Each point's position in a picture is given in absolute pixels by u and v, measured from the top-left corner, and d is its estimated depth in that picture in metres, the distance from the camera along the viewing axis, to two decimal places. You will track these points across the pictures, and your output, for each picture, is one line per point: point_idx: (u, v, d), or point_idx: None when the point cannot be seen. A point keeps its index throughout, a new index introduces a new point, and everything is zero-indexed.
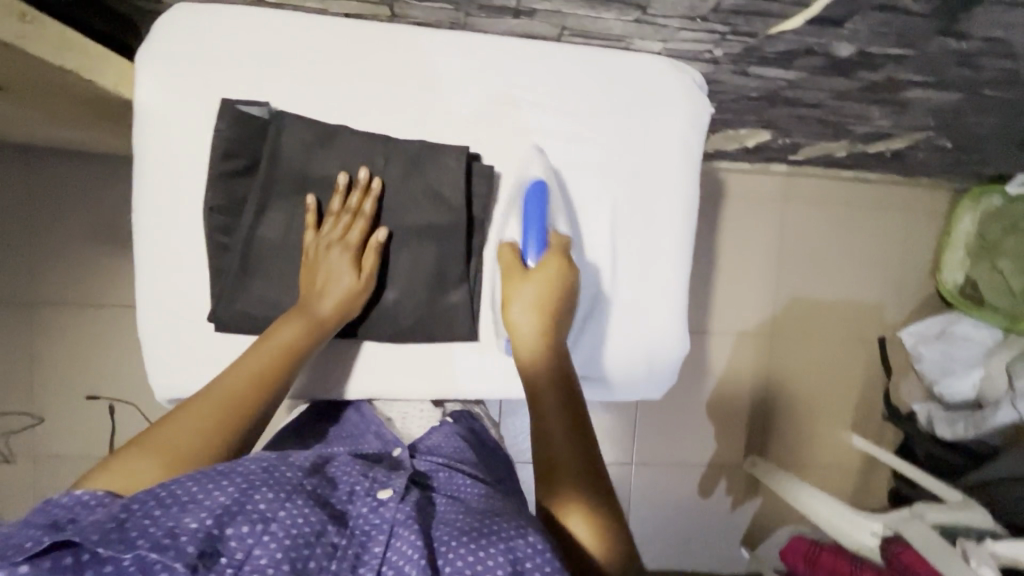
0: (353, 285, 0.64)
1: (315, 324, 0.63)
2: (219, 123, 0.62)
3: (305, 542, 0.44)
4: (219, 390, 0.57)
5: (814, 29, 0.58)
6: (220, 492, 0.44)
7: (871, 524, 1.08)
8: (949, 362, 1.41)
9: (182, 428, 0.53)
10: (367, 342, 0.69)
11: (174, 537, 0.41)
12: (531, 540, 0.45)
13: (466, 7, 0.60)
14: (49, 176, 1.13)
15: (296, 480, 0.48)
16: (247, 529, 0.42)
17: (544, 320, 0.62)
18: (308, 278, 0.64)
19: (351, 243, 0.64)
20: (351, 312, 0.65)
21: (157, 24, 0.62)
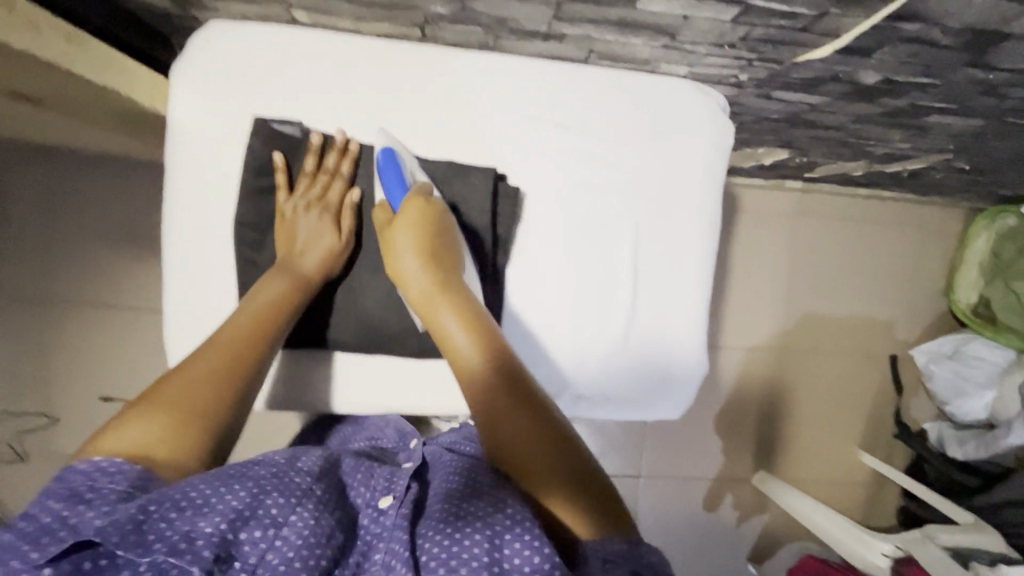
0: (334, 244, 0.66)
1: (301, 280, 0.64)
2: (253, 140, 0.64)
3: (316, 545, 0.45)
4: (213, 352, 0.57)
5: (842, 58, 0.58)
6: (232, 496, 0.45)
7: (882, 545, 1.07)
8: (961, 382, 1.40)
9: (178, 386, 0.54)
10: (340, 352, 0.69)
11: (190, 541, 0.42)
12: (509, 514, 0.48)
13: (497, 31, 0.60)
14: (71, 179, 1.14)
15: (304, 484, 0.49)
16: (259, 533, 0.44)
17: (425, 270, 0.61)
18: (285, 238, 0.66)
19: (329, 203, 0.66)
20: (334, 270, 0.67)
21: (192, 42, 0.63)
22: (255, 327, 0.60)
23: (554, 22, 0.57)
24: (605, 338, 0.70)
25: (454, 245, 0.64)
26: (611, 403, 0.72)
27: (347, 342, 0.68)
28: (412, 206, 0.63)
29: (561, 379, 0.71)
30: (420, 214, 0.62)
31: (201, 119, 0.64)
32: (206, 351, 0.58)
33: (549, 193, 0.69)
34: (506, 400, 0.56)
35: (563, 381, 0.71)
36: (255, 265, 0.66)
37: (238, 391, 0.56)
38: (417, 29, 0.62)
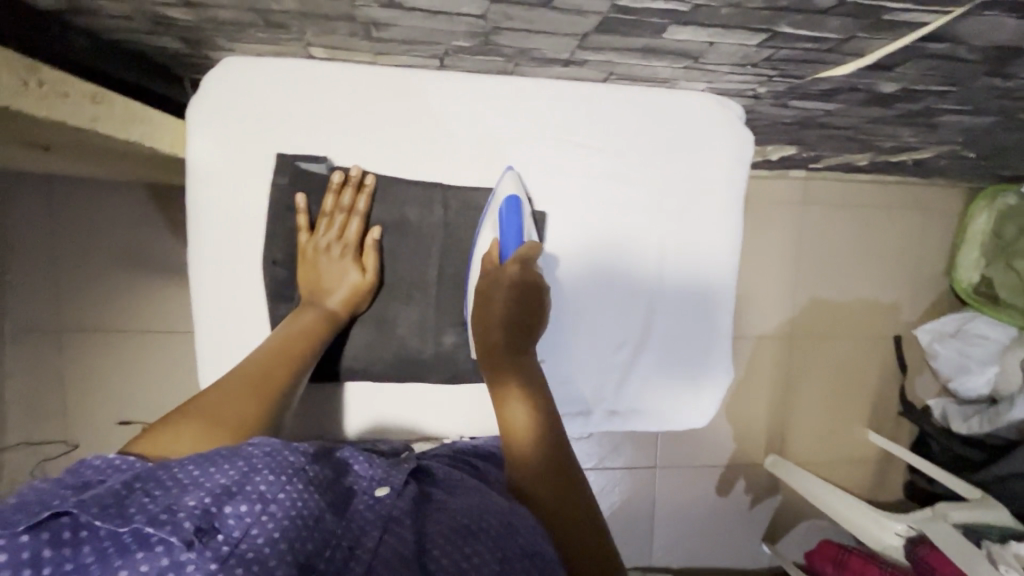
0: (360, 280, 0.67)
1: (327, 315, 0.65)
2: (279, 179, 0.64)
3: (303, 524, 0.45)
4: (234, 375, 0.58)
5: (863, 72, 0.58)
6: (219, 475, 0.44)
7: (895, 524, 1.11)
8: (964, 359, 1.44)
9: (221, 397, 0.55)
10: (350, 382, 0.70)
11: (172, 512, 0.40)
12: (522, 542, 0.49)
13: (517, 59, 0.60)
14: (69, 206, 1.12)
15: (297, 463, 0.48)
16: (245, 507, 0.43)
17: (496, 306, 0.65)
18: (310, 278, 0.66)
19: (349, 242, 0.67)
20: (359, 305, 0.68)
21: (209, 80, 0.61)
22: (289, 346, 0.62)
23: (577, 51, 0.56)
24: (634, 354, 0.72)
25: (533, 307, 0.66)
26: (642, 416, 0.74)
27: (381, 372, 0.69)
28: (512, 267, 0.65)
29: (593, 395, 0.72)
30: (520, 276, 0.65)
31: (223, 159, 0.63)
32: (247, 366, 0.59)
33: (575, 214, 0.69)
34: (542, 414, 0.61)
35: (596, 397, 0.72)
36: (289, 302, 0.67)
37: (272, 411, 0.57)
38: (436, 60, 0.61)
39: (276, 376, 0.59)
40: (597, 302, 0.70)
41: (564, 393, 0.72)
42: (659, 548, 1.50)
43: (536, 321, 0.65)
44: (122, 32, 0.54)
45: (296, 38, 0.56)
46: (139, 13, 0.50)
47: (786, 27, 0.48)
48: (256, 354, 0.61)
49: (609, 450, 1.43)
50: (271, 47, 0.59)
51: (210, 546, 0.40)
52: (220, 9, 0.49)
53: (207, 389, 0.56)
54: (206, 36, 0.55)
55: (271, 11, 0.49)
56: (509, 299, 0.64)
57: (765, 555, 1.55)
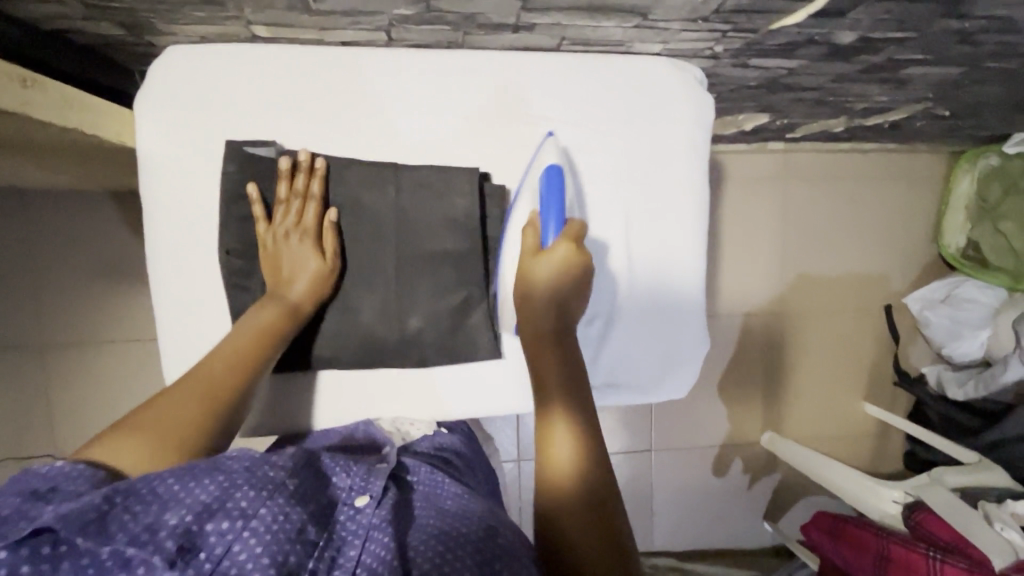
0: (321, 266, 0.64)
1: (291, 310, 0.63)
2: (229, 165, 0.62)
3: (285, 539, 0.45)
4: (194, 378, 0.57)
5: (816, 21, 0.57)
6: (200, 490, 0.45)
7: (891, 492, 1.08)
8: (956, 326, 1.41)
9: (181, 400, 0.54)
10: (325, 370, 0.69)
11: (153, 532, 0.41)
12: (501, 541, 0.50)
13: (465, 27, 0.59)
14: (40, 217, 1.10)
15: (278, 478, 0.49)
16: (227, 524, 0.43)
17: (556, 285, 0.63)
18: (272, 269, 0.64)
19: (307, 228, 0.63)
20: (324, 292, 0.65)
21: (154, 67, 0.60)
22: (250, 345, 0.60)
23: (523, 14, 0.56)
24: (608, 329, 0.70)
25: (584, 289, 0.65)
26: (622, 392, 0.73)
27: (348, 359, 0.68)
28: (562, 247, 0.62)
29: None
30: (571, 256, 0.62)
31: (173, 148, 0.62)
32: (205, 369, 0.58)
33: None
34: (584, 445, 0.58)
35: None
36: (246, 292, 0.65)
37: (225, 419, 0.56)
38: (382, 33, 0.60)
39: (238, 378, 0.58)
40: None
41: None
42: (660, 533, 1.48)
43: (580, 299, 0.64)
44: (60, 20, 0.54)
45: (235, 17, 0.55)
46: None
47: None
48: (215, 353, 0.60)
49: (604, 437, 1.42)
50: (214, 29, 0.59)
51: (193, 564, 0.41)
52: None
53: (176, 383, 0.57)
54: (144, 18, 0.55)
55: None
56: (560, 283, 0.63)
57: (768, 533, 1.54)
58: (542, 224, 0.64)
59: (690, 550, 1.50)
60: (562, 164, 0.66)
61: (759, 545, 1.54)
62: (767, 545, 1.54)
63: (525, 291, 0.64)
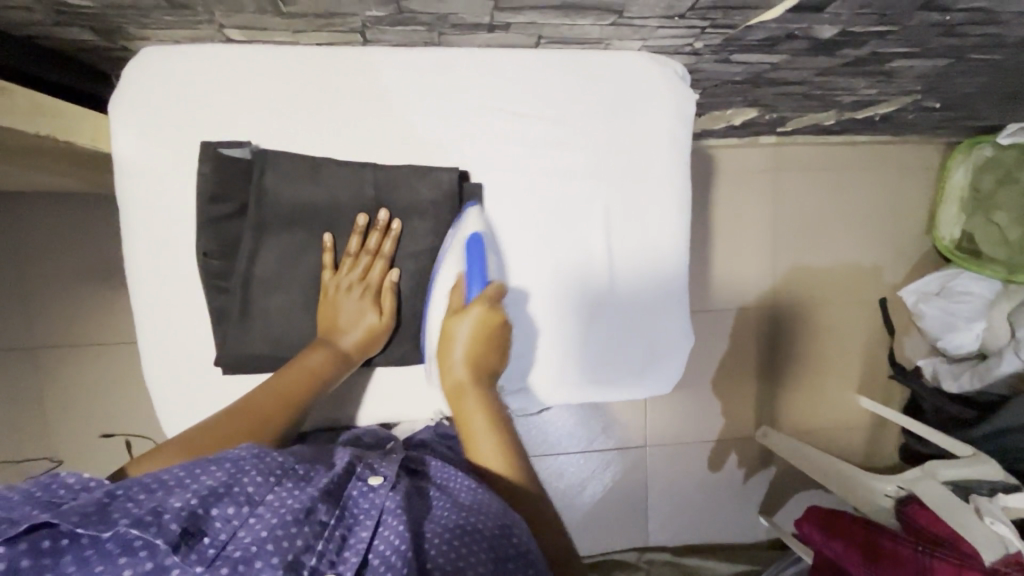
0: (376, 321, 0.67)
1: (339, 355, 0.65)
2: (202, 167, 0.62)
3: (292, 521, 0.44)
4: (243, 408, 0.60)
5: (794, 16, 0.56)
6: (206, 477, 0.45)
7: (883, 485, 1.09)
8: (950, 318, 1.41)
9: (205, 433, 0.57)
10: (379, 367, 0.71)
11: (158, 515, 0.40)
12: (514, 540, 0.49)
13: (439, 27, 0.58)
14: (31, 221, 1.11)
15: (286, 464, 0.49)
16: (233, 510, 0.43)
17: (473, 345, 0.64)
18: (328, 316, 0.66)
19: (372, 284, 0.66)
20: (375, 346, 0.68)
21: (128, 70, 0.60)
22: (293, 387, 0.62)
23: (496, 13, 0.55)
24: (589, 322, 0.70)
25: (503, 349, 0.66)
26: (605, 387, 0.72)
27: None
28: (476, 307, 0.64)
29: (550, 365, 0.71)
30: (485, 318, 0.64)
31: (148, 149, 0.62)
32: (248, 404, 0.60)
33: (515, 181, 0.67)
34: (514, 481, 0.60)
35: (551, 370, 0.71)
36: (225, 293, 0.65)
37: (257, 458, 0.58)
38: (357, 34, 0.60)
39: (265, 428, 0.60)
40: (547, 270, 0.69)
41: (520, 366, 0.70)
42: (655, 527, 1.49)
43: (498, 357, 0.66)
44: (30, 26, 0.54)
45: (207, 20, 0.55)
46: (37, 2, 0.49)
47: None
48: (262, 387, 0.62)
49: (597, 433, 1.42)
50: (187, 32, 0.59)
51: (197, 548, 0.40)
52: None
53: (224, 411, 0.60)
54: (114, 23, 0.55)
55: None
56: (468, 341, 0.64)
57: (763, 527, 1.54)
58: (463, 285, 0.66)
59: (685, 544, 1.51)
60: (485, 232, 0.66)
61: (754, 539, 1.54)
62: (762, 539, 1.55)
63: (440, 350, 0.66)
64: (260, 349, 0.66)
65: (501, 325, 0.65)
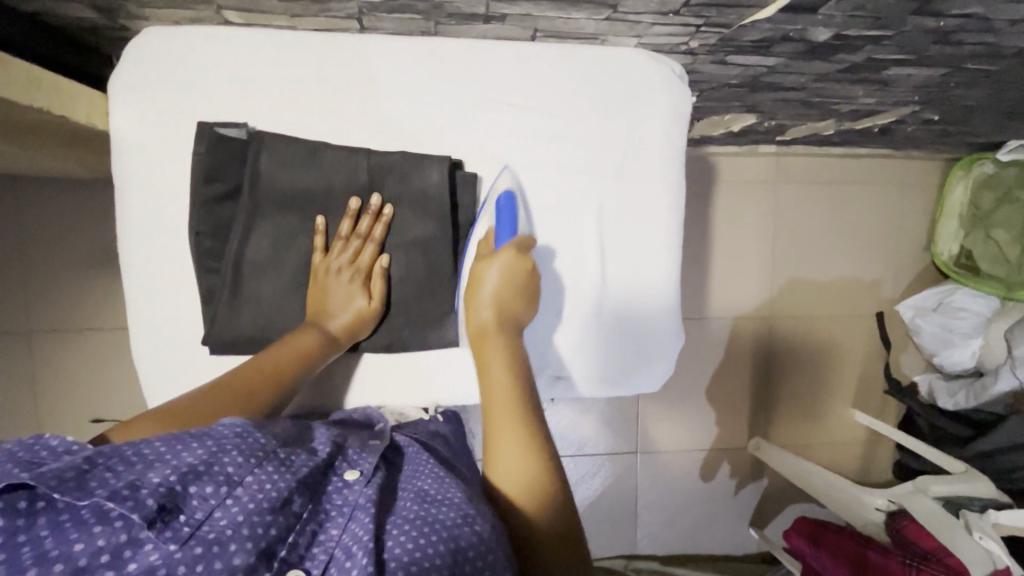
0: (365, 306, 0.66)
1: (327, 339, 0.64)
2: (198, 147, 0.62)
3: (268, 508, 0.43)
4: (231, 382, 0.59)
5: (787, 16, 0.57)
6: (188, 453, 0.44)
7: (874, 499, 1.07)
8: (947, 333, 1.40)
9: (191, 405, 0.56)
10: (367, 354, 0.70)
11: (134, 489, 0.40)
12: (476, 529, 0.46)
13: (436, 16, 0.59)
14: (31, 204, 1.12)
15: (268, 446, 0.48)
16: (211, 489, 0.42)
17: (502, 288, 0.63)
18: (318, 299, 0.66)
19: (362, 267, 0.65)
20: (362, 330, 0.67)
21: (128, 48, 0.61)
22: (281, 368, 0.61)
23: (491, 4, 0.56)
24: (577, 318, 0.69)
25: (531, 301, 0.65)
26: (591, 383, 0.72)
27: None
28: (507, 250, 0.63)
29: (535, 358, 0.70)
30: (514, 262, 0.63)
31: (144, 129, 0.62)
32: (235, 379, 0.59)
33: (508, 173, 0.67)
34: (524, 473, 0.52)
35: (540, 362, 0.70)
36: (215, 273, 0.65)
37: None
38: (354, 21, 0.61)
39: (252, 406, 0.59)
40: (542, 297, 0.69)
41: None
42: (643, 536, 1.47)
43: (525, 304, 0.64)
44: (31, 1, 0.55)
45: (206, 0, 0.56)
46: None
47: None
48: (250, 363, 0.61)
49: (589, 438, 1.41)
50: (185, 13, 0.59)
51: (171, 526, 0.40)
52: None
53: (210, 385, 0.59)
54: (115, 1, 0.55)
55: None
56: (497, 283, 0.63)
57: (754, 539, 1.53)
58: (495, 233, 0.66)
59: (673, 554, 1.49)
60: (517, 192, 0.67)
61: (744, 551, 1.53)
62: (753, 551, 1.53)
63: (471, 294, 0.64)
64: (251, 335, 0.66)
65: (531, 276, 0.64)
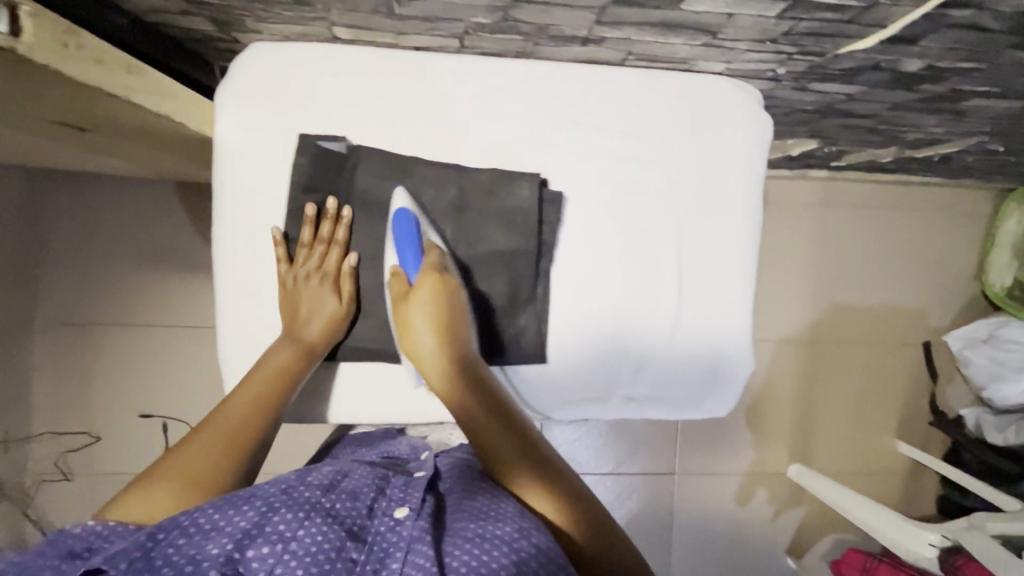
0: (337, 308, 0.67)
1: (304, 346, 0.65)
2: (302, 158, 0.64)
3: (325, 558, 0.44)
4: (220, 419, 0.59)
5: (886, 47, 0.58)
6: (239, 516, 0.45)
7: (927, 534, 1.04)
8: (997, 366, 1.34)
9: (181, 451, 0.55)
10: (343, 363, 0.70)
11: (196, 563, 0.42)
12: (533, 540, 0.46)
13: (537, 37, 0.61)
14: (104, 203, 1.17)
15: (314, 500, 0.49)
16: (267, 549, 0.43)
17: (436, 321, 0.63)
18: (288, 308, 0.66)
19: (329, 270, 0.67)
20: (338, 332, 0.68)
21: (238, 60, 0.63)
22: (263, 391, 0.62)
23: (595, 27, 0.57)
24: (651, 334, 0.69)
25: (465, 313, 0.65)
26: (658, 403, 0.72)
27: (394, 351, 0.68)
28: (425, 279, 0.63)
29: (609, 378, 0.69)
30: (435, 289, 0.63)
31: (247, 136, 0.64)
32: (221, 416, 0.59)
33: (592, 193, 0.68)
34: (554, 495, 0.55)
35: (614, 382, 0.70)
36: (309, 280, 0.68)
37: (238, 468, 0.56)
38: (455, 40, 0.63)
39: (246, 429, 0.59)
40: (619, 318, 0.68)
41: (583, 374, 0.69)
42: (676, 560, 1.45)
43: (460, 324, 0.64)
44: (160, 14, 0.58)
45: (322, 17, 0.59)
46: None
47: None
48: (231, 397, 0.61)
49: (626, 455, 1.41)
50: (297, 29, 0.62)
51: None
52: None
53: (197, 428, 0.59)
54: (237, 15, 0.58)
55: None
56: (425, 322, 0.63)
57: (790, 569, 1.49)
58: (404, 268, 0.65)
59: None
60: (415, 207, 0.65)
61: None
62: None
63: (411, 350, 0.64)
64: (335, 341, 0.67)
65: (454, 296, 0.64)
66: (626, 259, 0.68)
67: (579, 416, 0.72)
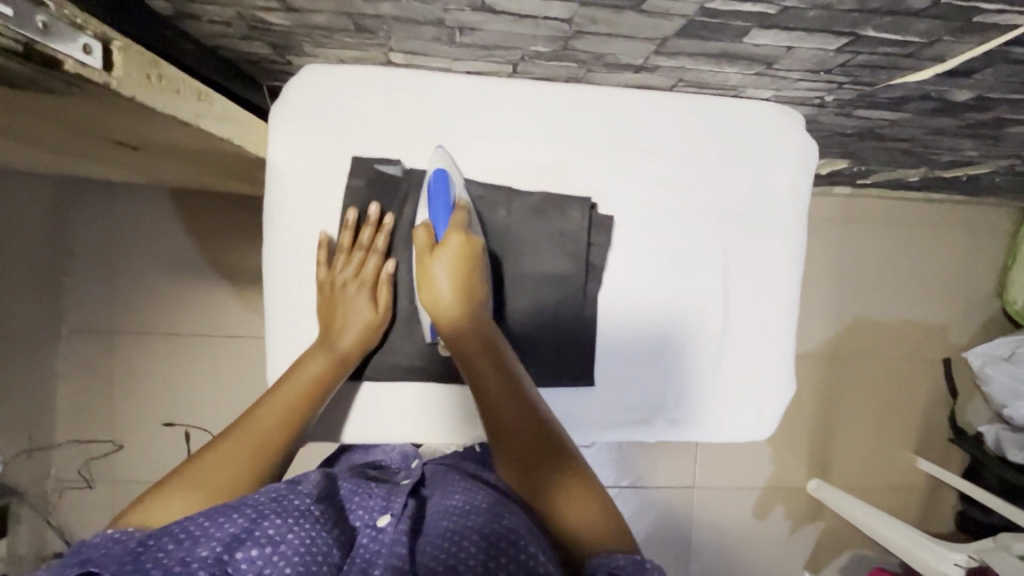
0: (372, 317, 0.66)
1: (338, 358, 0.64)
2: (357, 179, 0.65)
3: (311, 561, 0.47)
4: (250, 426, 0.60)
5: (940, 79, 0.58)
6: (229, 522, 0.48)
7: (953, 554, 1.03)
8: (1017, 385, 1.32)
9: (213, 455, 0.56)
10: (366, 383, 0.68)
11: (186, 563, 0.45)
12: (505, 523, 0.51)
13: (591, 65, 0.61)
14: (132, 212, 1.17)
15: (303, 505, 0.51)
16: (256, 552, 0.46)
17: (456, 279, 0.62)
18: (326, 312, 0.65)
19: (366, 278, 0.65)
20: (371, 341, 0.66)
21: (292, 81, 0.64)
22: (295, 402, 0.62)
23: (652, 57, 0.58)
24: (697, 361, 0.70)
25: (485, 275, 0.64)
26: (702, 425, 0.71)
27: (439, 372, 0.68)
28: (451, 238, 0.62)
29: (654, 399, 0.69)
30: (459, 249, 0.62)
31: (301, 156, 0.65)
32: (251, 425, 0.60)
33: (639, 216, 0.68)
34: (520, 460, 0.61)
35: (658, 403, 0.70)
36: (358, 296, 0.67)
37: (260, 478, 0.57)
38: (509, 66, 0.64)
39: (276, 441, 0.59)
40: (663, 338, 0.69)
41: (626, 395, 0.69)
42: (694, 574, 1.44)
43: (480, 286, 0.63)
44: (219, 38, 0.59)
45: (380, 44, 0.60)
46: (240, 17, 0.54)
47: (871, 31, 0.49)
48: (265, 401, 0.62)
49: (647, 468, 1.41)
50: (354, 53, 0.63)
51: None
52: (317, 13, 0.53)
53: (228, 430, 0.60)
54: (296, 40, 0.59)
55: (365, 15, 0.53)
56: (446, 278, 0.62)
57: None
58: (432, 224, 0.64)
59: None
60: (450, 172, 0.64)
61: None
62: None
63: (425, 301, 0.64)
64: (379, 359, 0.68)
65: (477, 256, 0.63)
66: (672, 281, 0.68)
67: (620, 437, 0.70)
